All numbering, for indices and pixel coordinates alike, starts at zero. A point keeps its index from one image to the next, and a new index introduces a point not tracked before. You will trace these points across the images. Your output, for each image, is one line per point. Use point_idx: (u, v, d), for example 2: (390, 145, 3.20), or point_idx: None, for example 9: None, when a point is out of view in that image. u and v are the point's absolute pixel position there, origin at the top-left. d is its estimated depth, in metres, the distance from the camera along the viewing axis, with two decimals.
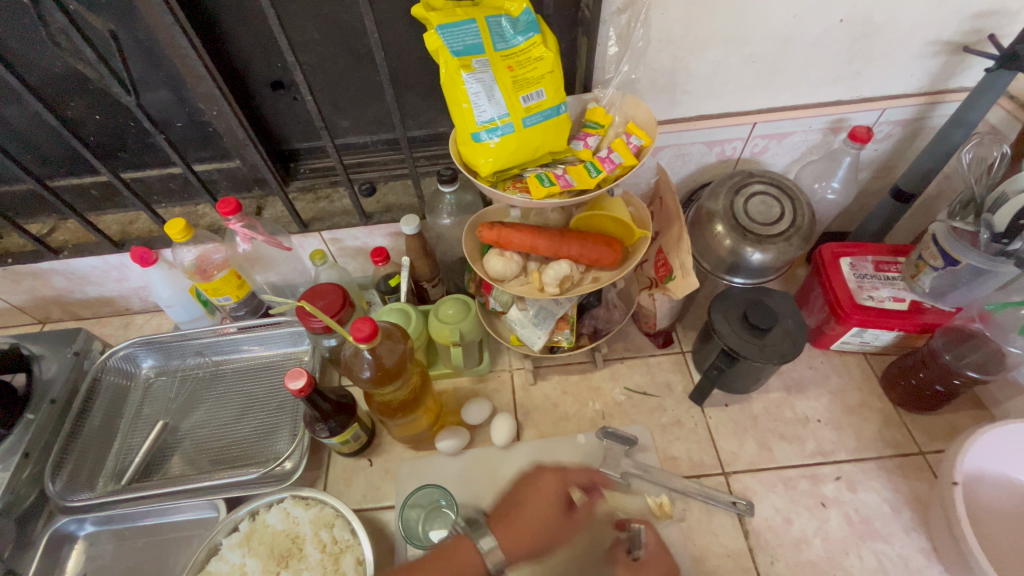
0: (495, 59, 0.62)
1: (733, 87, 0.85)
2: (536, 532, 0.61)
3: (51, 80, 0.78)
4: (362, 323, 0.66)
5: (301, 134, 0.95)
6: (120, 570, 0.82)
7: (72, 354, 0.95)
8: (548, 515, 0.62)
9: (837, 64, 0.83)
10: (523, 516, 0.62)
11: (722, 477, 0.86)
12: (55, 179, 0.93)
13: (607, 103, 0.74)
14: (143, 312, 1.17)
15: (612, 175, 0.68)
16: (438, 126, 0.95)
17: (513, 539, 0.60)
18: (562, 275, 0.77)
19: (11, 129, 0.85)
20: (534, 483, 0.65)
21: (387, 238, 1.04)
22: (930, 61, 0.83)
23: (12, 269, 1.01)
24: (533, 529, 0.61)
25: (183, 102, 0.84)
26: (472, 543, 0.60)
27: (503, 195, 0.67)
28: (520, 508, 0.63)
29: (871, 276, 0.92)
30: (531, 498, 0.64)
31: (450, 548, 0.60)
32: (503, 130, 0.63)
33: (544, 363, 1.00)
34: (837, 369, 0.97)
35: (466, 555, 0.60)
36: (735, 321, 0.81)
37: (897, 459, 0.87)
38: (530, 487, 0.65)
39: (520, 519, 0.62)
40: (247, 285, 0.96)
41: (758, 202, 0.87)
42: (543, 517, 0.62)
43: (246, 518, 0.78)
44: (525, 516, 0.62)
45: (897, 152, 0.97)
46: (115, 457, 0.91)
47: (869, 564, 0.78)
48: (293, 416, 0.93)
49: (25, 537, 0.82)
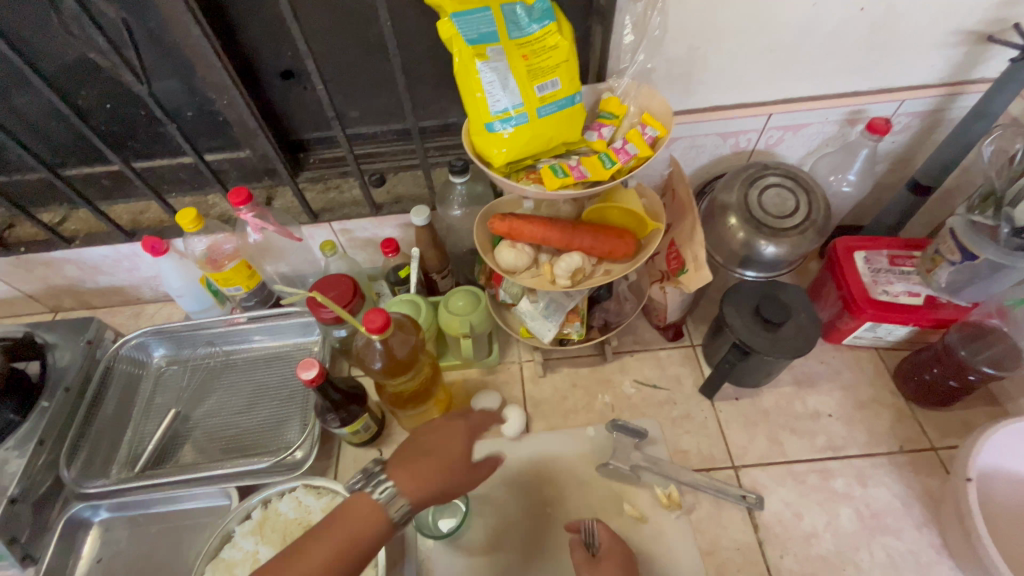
0: (510, 47, 0.61)
1: (749, 77, 0.83)
2: (440, 470, 0.59)
3: (62, 68, 0.78)
4: (374, 314, 0.66)
5: (311, 123, 0.94)
6: (134, 556, 0.83)
7: (85, 342, 0.96)
8: (452, 451, 0.61)
9: (856, 54, 0.81)
10: (424, 456, 0.60)
11: (732, 470, 0.86)
12: (66, 168, 0.93)
13: (622, 93, 0.73)
14: (153, 301, 1.17)
15: (626, 166, 0.68)
16: (448, 116, 0.94)
17: (418, 478, 0.58)
18: (573, 267, 0.76)
19: (22, 118, 0.85)
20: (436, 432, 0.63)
21: (397, 229, 1.04)
22: (951, 51, 0.81)
23: (25, 258, 1.01)
24: (437, 466, 0.59)
25: (194, 91, 0.84)
26: (370, 493, 0.57)
27: (517, 186, 0.66)
28: (424, 454, 0.60)
29: (886, 270, 0.91)
30: (432, 443, 0.62)
31: (348, 504, 0.57)
32: (517, 120, 0.62)
33: (554, 355, 1.00)
34: (849, 364, 0.97)
35: (364, 504, 0.56)
36: (747, 314, 0.80)
37: (909, 455, 0.86)
38: (434, 433, 0.63)
39: (421, 461, 0.59)
40: (257, 275, 0.97)
41: (773, 194, 0.86)
42: (447, 453, 0.61)
43: (259, 507, 0.79)
44: (426, 457, 0.60)
45: (915, 145, 0.96)
46: (128, 445, 0.92)
47: (879, 559, 0.78)
48: (303, 406, 0.94)
49: (41, 522, 0.84)
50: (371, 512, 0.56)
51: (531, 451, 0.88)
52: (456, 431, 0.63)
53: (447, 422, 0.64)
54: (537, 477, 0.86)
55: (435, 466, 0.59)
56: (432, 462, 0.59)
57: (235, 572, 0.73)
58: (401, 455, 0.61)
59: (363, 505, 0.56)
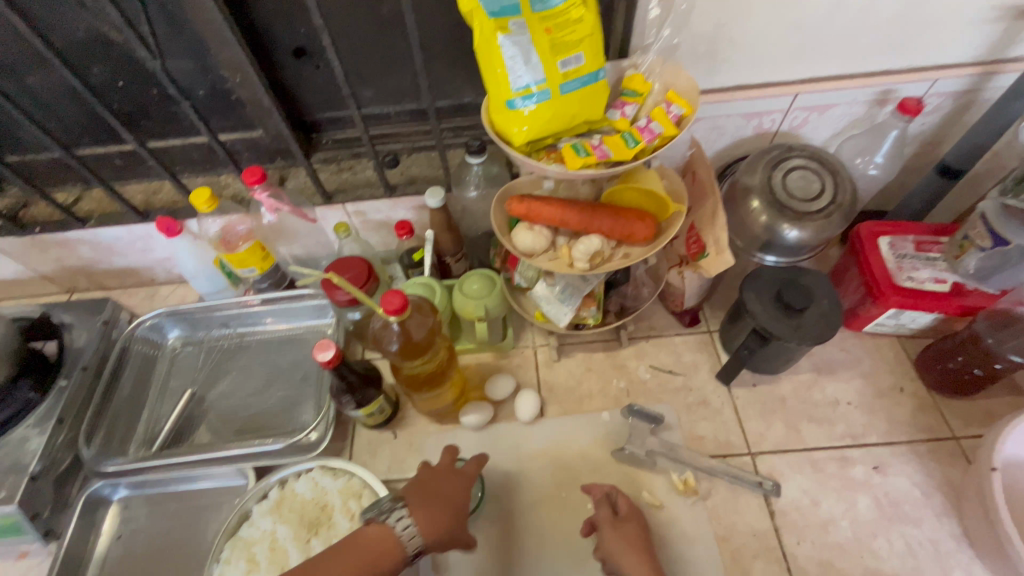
0: (533, 21, 0.58)
1: (775, 55, 0.81)
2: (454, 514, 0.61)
3: (74, 44, 0.77)
4: (392, 296, 0.66)
5: (324, 103, 0.92)
6: (154, 533, 0.84)
7: (101, 323, 0.96)
8: (458, 495, 0.64)
9: (889, 31, 0.78)
10: (434, 497, 0.62)
11: (749, 457, 0.85)
12: (79, 147, 0.93)
13: (647, 70, 0.71)
14: (167, 283, 1.17)
15: (650, 145, 0.66)
16: (463, 96, 0.92)
17: (431, 517, 0.59)
18: (592, 251, 0.75)
19: (34, 96, 0.84)
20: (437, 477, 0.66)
21: (410, 212, 1.03)
22: (989, 28, 0.78)
23: (40, 238, 1.01)
24: (446, 507, 0.61)
25: (206, 70, 0.83)
26: (389, 525, 0.58)
27: (537, 165, 0.65)
28: (437, 495, 0.62)
29: (912, 256, 0.88)
30: (437, 486, 0.64)
31: (362, 534, 0.58)
32: (539, 97, 0.60)
33: (568, 340, 0.99)
34: (869, 352, 0.95)
35: (378, 535, 0.57)
36: (767, 300, 0.79)
37: (930, 444, 0.85)
38: (443, 479, 0.65)
39: (432, 501, 0.61)
40: (271, 257, 0.96)
41: (798, 177, 0.84)
42: (452, 498, 0.63)
43: (276, 487, 0.79)
44: (436, 498, 0.62)
45: (946, 126, 0.92)
46: (145, 424, 0.92)
47: (897, 547, 0.77)
48: (318, 388, 0.94)
49: (62, 499, 0.85)
50: (384, 544, 0.57)
51: (545, 435, 0.88)
52: (457, 479, 0.66)
53: (446, 469, 0.67)
54: (552, 461, 0.86)
55: (445, 508, 0.61)
56: (442, 504, 0.61)
57: (253, 551, 0.74)
58: (406, 495, 0.62)
59: (380, 533, 0.57)
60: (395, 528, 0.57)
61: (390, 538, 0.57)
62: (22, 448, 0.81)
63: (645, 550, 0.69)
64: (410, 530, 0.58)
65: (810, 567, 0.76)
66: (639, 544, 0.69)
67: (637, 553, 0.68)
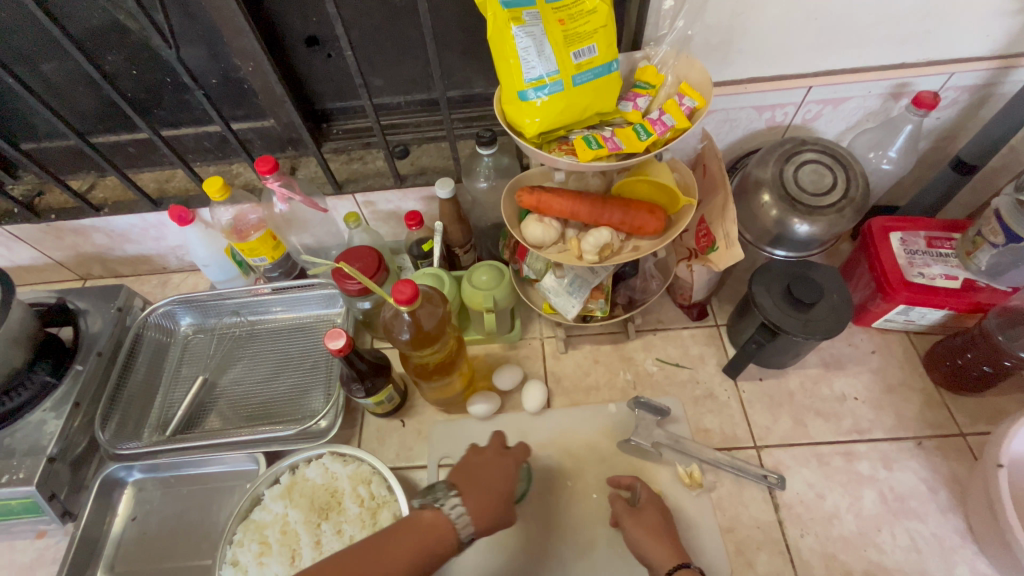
0: (547, 11, 0.59)
1: (789, 47, 0.80)
2: (501, 501, 0.61)
3: (91, 32, 0.77)
4: (402, 286, 0.66)
5: (335, 93, 0.93)
6: (168, 515, 0.86)
7: (115, 309, 0.98)
8: (507, 482, 0.64)
9: (906, 23, 0.77)
10: (484, 484, 0.62)
11: (754, 450, 0.86)
12: (94, 135, 0.94)
13: (660, 62, 0.71)
14: (179, 271, 1.19)
15: (662, 138, 0.66)
16: (474, 86, 0.92)
17: (482, 504, 0.60)
18: (601, 243, 0.75)
19: (50, 84, 0.85)
20: (484, 462, 0.66)
21: (420, 202, 1.03)
22: (1008, 20, 0.77)
23: (55, 225, 1.03)
24: (495, 494, 0.61)
25: (219, 58, 0.83)
26: (443, 512, 0.58)
27: (549, 157, 0.65)
28: (483, 484, 0.62)
29: (922, 252, 0.88)
30: (486, 472, 0.64)
31: (415, 519, 0.58)
32: (551, 88, 0.60)
33: (576, 332, 1.00)
34: (878, 347, 0.95)
35: (430, 518, 0.58)
36: (777, 294, 0.79)
37: (936, 440, 0.85)
38: (489, 467, 0.65)
39: (482, 488, 0.61)
40: (281, 246, 0.96)
41: (810, 170, 0.83)
42: (500, 484, 0.63)
43: (287, 472, 0.81)
44: (485, 485, 0.62)
45: (962, 121, 0.91)
46: (158, 409, 0.94)
47: (901, 542, 0.77)
48: (327, 375, 0.95)
49: (79, 481, 0.87)
50: (436, 528, 0.58)
51: (551, 426, 0.88)
52: (504, 463, 0.66)
53: (493, 453, 0.67)
54: (558, 451, 0.86)
55: (494, 494, 0.61)
56: (491, 490, 0.62)
57: (265, 533, 0.75)
58: (456, 481, 0.63)
59: (433, 518, 0.58)
60: (447, 514, 0.58)
61: (443, 524, 0.58)
62: (40, 431, 0.83)
63: (665, 534, 0.70)
64: (462, 517, 0.58)
65: (814, 559, 0.76)
66: (658, 529, 0.70)
67: (655, 537, 0.69)
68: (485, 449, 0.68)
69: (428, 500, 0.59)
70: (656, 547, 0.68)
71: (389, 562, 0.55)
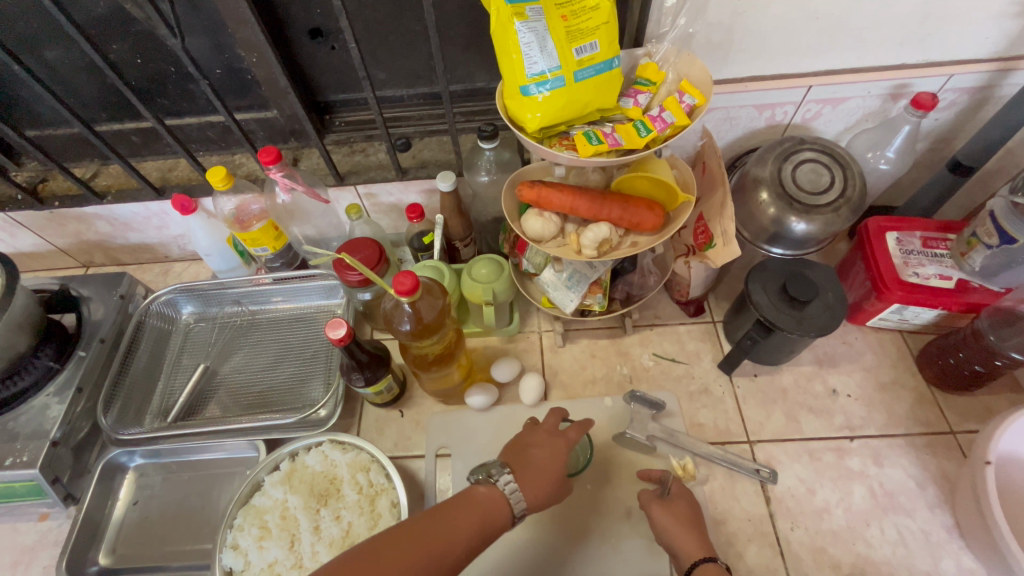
0: (549, 7, 0.60)
1: (789, 46, 0.81)
2: (550, 481, 0.65)
3: (96, 20, 0.78)
4: (403, 277, 0.67)
5: (338, 85, 0.93)
6: (169, 500, 0.87)
7: (117, 297, 0.99)
8: (559, 465, 0.66)
9: (907, 24, 0.78)
10: (536, 465, 0.65)
11: (747, 445, 0.87)
12: (98, 123, 0.94)
13: (661, 59, 0.72)
14: (181, 260, 1.20)
15: (662, 135, 0.66)
16: (476, 81, 0.93)
17: (533, 485, 0.64)
18: (601, 238, 0.76)
19: (54, 72, 0.85)
20: (537, 441, 0.69)
21: (421, 195, 1.04)
22: (1008, 23, 0.77)
23: (58, 212, 1.03)
24: (546, 475, 0.65)
25: (222, 49, 0.84)
26: (499, 489, 0.62)
27: (550, 152, 0.65)
28: (534, 465, 0.65)
29: (918, 252, 0.89)
30: (540, 455, 0.67)
31: (473, 493, 0.62)
32: (553, 83, 0.61)
33: (574, 326, 1.01)
34: (871, 346, 0.96)
35: (486, 492, 0.62)
36: (773, 292, 0.80)
37: (927, 438, 0.86)
38: (541, 447, 0.68)
39: (534, 469, 0.65)
40: (283, 237, 0.97)
41: (808, 169, 0.84)
42: (552, 468, 0.66)
43: (287, 459, 0.82)
44: (537, 466, 0.65)
45: (960, 123, 0.92)
46: (160, 396, 0.95)
47: (889, 536, 0.79)
48: (327, 365, 0.96)
49: (81, 465, 0.88)
50: (491, 501, 0.61)
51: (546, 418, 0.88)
52: (556, 446, 0.69)
53: (545, 435, 0.70)
54: None
55: (546, 475, 0.65)
56: (543, 471, 0.65)
57: (265, 518, 0.76)
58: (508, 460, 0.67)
59: (488, 492, 0.62)
60: (501, 489, 0.62)
61: (499, 498, 0.61)
62: (43, 415, 0.84)
63: (692, 528, 0.70)
64: (517, 495, 0.62)
65: (803, 552, 0.78)
66: (679, 521, 0.70)
67: (683, 529, 0.70)
68: (539, 428, 0.71)
69: (484, 477, 0.63)
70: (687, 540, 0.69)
71: (451, 529, 0.57)
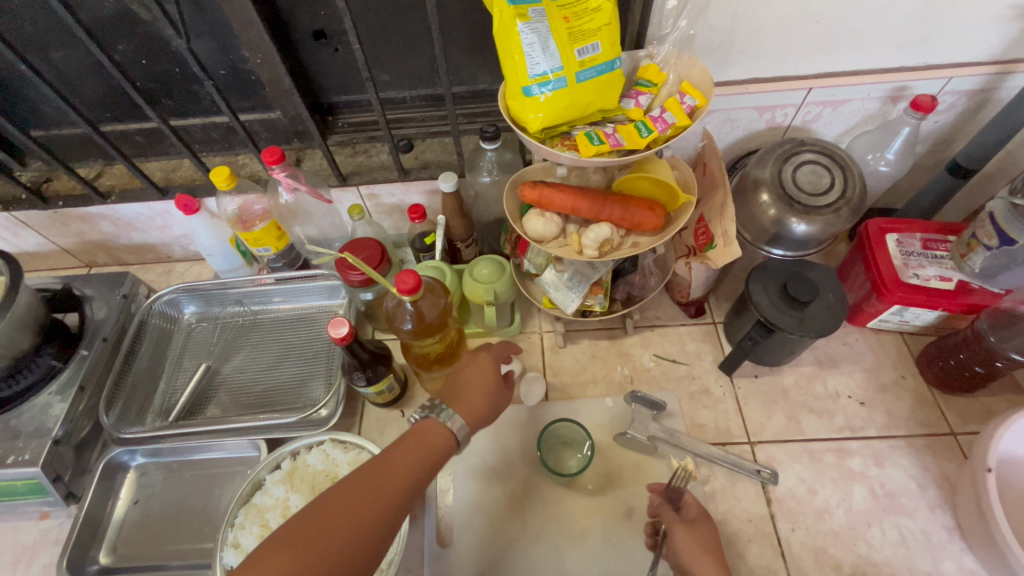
0: (551, 9, 0.60)
1: (789, 49, 0.81)
2: (485, 396, 0.68)
3: (103, 22, 0.79)
4: (406, 275, 0.67)
5: (341, 87, 0.94)
6: (169, 499, 0.87)
7: (120, 296, 0.99)
8: (491, 382, 0.70)
9: (906, 27, 0.79)
10: (472, 389, 0.68)
11: (748, 445, 0.87)
12: (103, 123, 0.95)
13: (662, 61, 0.73)
14: (184, 261, 1.20)
15: (663, 135, 0.67)
16: (478, 83, 0.94)
17: (470, 409, 0.66)
18: (602, 238, 0.76)
19: (59, 72, 0.86)
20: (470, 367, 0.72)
21: (423, 196, 1.04)
22: (1006, 26, 0.78)
23: (62, 212, 1.04)
24: (479, 391, 0.68)
25: (227, 50, 0.84)
26: (437, 419, 0.63)
27: (551, 152, 0.66)
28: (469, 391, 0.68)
29: (918, 253, 0.89)
30: (471, 380, 0.70)
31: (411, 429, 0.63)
32: (555, 84, 0.61)
33: (575, 326, 1.01)
34: (872, 347, 0.96)
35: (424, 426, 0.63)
36: (773, 292, 0.80)
37: (927, 439, 0.86)
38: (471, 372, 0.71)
39: (469, 392, 0.68)
40: (286, 237, 0.98)
41: (808, 171, 0.84)
42: (485, 383, 0.69)
43: (288, 458, 0.82)
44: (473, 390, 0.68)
45: (960, 125, 0.93)
46: (161, 395, 0.95)
47: (890, 537, 0.79)
48: (328, 364, 0.96)
49: (82, 464, 0.88)
50: (430, 431, 0.62)
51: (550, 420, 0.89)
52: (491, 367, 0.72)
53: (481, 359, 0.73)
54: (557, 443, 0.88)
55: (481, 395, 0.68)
56: (479, 392, 0.68)
57: (267, 517, 0.76)
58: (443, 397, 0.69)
59: (428, 425, 0.63)
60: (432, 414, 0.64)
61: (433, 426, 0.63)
62: (45, 414, 0.84)
63: (702, 545, 0.70)
64: (456, 422, 0.64)
65: (803, 553, 0.78)
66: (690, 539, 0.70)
67: (700, 551, 0.69)
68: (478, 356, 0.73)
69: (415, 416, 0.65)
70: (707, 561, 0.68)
71: (395, 472, 0.58)
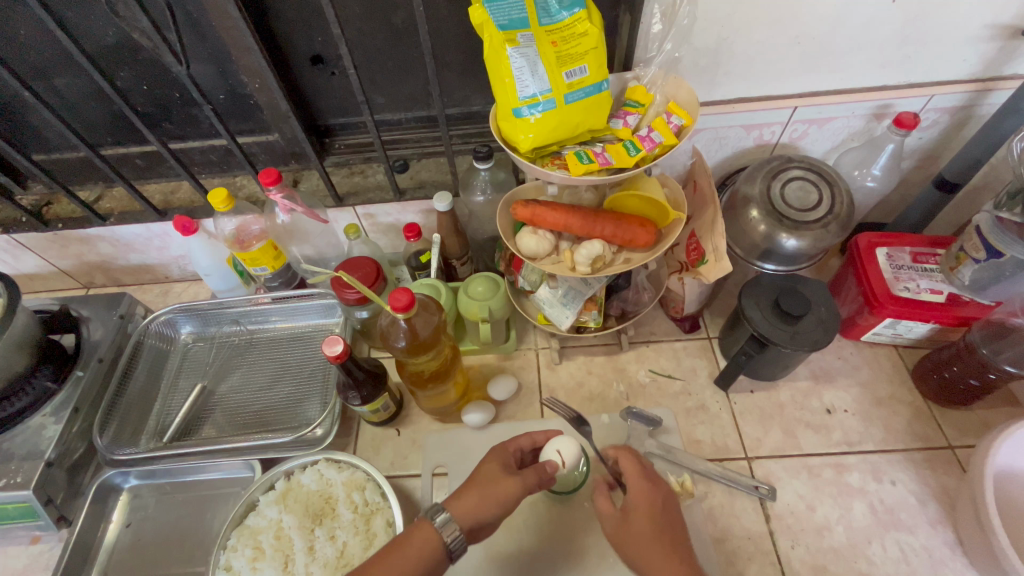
0: (540, 34, 0.62)
1: (776, 70, 0.84)
2: (485, 502, 0.62)
3: (107, 49, 0.81)
4: (399, 294, 0.68)
5: (338, 110, 0.96)
6: (160, 522, 0.86)
7: (117, 317, 1.00)
8: (498, 487, 0.63)
9: (885, 48, 0.81)
10: (485, 493, 0.62)
11: (746, 461, 0.87)
12: (104, 147, 0.97)
13: (649, 82, 0.74)
14: (182, 281, 1.21)
15: (651, 154, 0.69)
16: (471, 104, 0.96)
17: (469, 508, 0.61)
18: (594, 255, 0.77)
19: (62, 99, 0.88)
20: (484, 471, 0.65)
21: (419, 215, 1.06)
22: (984, 46, 0.80)
23: (62, 234, 1.05)
24: (493, 501, 0.62)
25: (226, 75, 0.87)
26: (431, 522, 0.59)
27: (542, 171, 0.67)
28: (474, 489, 0.63)
29: (908, 267, 0.90)
30: (485, 474, 0.65)
31: (413, 534, 0.59)
32: (544, 106, 0.63)
33: (570, 343, 1.02)
34: (867, 361, 0.97)
35: (429, 538, 0.59)
36: (766, 307, 0.81)
37: (925, 452, 0.86)
38: (486, 475, 0.65)
39: (481, 495, 0.62)
40: (282, 257, 0.99)
41: (796, 187, 0.86)
42: (488, 503, 0.62)
43: (282, 478, 0.81)
44: (487, 495, 0.62)
45: (944, 141, 0.95)
46: (156, 416, 0.94)
47: (892, 553, 0.78)
48: (324, 384, 0.96)
49: (75, 487, 0.87)
50: (432, 550, 0.58)
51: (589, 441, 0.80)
52: (505, 477, 0.64)
53: (499, 466, 0.66)
54: None
55: (492, 510, 0.61)
56: (491, 505, 0.62)
57: (259, 539, 0.76)
58: (461, 489, 0.63)
59: (427, 532, 0.59)
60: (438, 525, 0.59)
61: (435, 541, 0.58)
62: (39, 436, 0.84)
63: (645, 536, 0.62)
64: (449, 526, 0.59)
65: (804, 570, 0.77)
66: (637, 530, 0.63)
67: (643, 518, 0.64)
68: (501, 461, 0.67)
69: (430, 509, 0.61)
70: (663, 571, 0.59)
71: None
